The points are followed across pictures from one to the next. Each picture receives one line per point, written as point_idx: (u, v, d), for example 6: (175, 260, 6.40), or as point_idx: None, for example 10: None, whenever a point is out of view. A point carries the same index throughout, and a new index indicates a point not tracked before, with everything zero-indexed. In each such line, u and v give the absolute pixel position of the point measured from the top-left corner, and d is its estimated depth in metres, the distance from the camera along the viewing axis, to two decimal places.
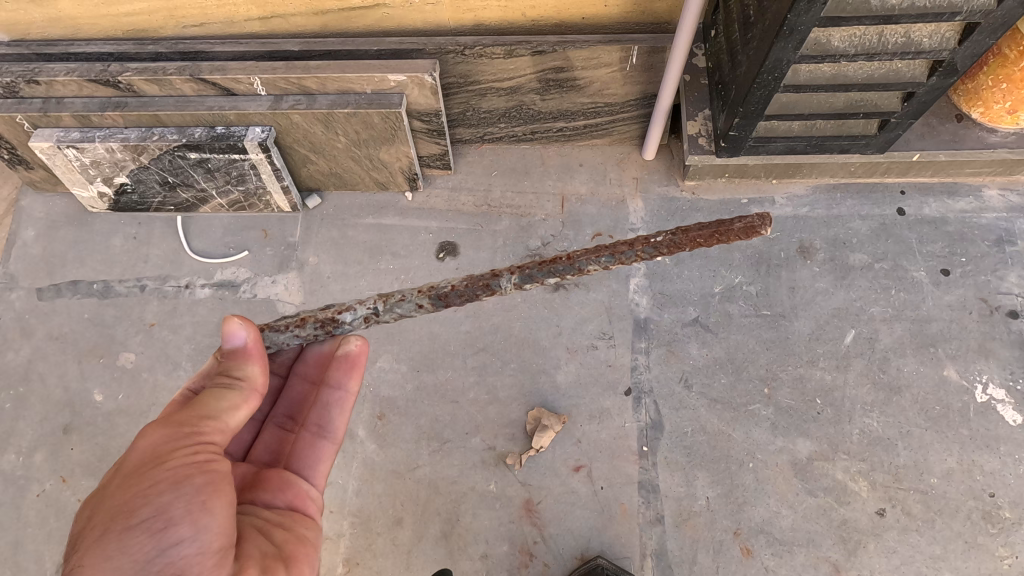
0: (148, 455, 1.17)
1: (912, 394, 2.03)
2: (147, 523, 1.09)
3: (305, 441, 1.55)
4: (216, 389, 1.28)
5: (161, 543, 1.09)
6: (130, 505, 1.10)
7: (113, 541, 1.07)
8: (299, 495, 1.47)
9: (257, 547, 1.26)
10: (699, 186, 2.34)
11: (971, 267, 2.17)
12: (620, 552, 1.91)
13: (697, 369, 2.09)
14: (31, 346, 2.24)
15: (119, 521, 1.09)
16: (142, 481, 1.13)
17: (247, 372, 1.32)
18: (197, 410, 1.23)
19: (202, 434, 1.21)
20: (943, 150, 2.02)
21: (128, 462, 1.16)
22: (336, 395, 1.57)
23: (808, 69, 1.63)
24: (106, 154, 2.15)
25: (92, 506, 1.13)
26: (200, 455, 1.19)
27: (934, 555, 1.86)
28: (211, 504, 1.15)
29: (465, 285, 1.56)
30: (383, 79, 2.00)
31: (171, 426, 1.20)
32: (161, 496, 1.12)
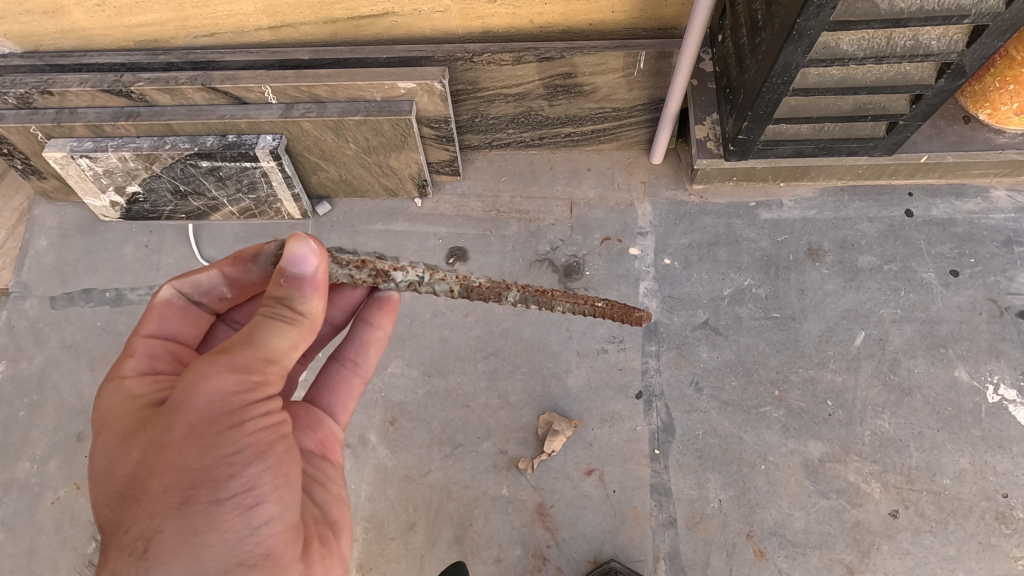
0: (218, 409, 1.11)
1: (923, 396, 2.03)
2: (236, 499, 1.09)
3: (336, 373, 1.57)
4: (276, 325, 1.19)
5: (250, 521, 1.10)
6: (215, 475, 1.09)
7: (201, 517, 1.07)
8: (329, 436, 1.48)
9: (308, 508, 1.31)
10: (706, 189, 2.35)
11: (980, 268, 2.17)
12: (633, 555, 1.91)
13: (708, 372, 2.10)
14: (45, 354, 2.26)
15: (207, 494, 1.08)
16: (222, 446, 1.10)
17: (310, 307, 1.23)
18: (260, 352, 1.16)
19: (270, 385, 1.17)
20: (951, 151, 2.02)
21: (194, 413, 1.10)
22: (370, 334, 1.59)
23: (817, 72, 1.64)
24: (119, 163, 2.17)
25: (161, 462, 1.09)
26: (274, 418, 1.17)
27: (947, 556, 1.86)
28: (290, 478, 1.17)
29: (486, 288, 1.57)
30: (393, 86, 2.02)
31: (239, 373, 1.13)
32: (246, 469, 1.11)
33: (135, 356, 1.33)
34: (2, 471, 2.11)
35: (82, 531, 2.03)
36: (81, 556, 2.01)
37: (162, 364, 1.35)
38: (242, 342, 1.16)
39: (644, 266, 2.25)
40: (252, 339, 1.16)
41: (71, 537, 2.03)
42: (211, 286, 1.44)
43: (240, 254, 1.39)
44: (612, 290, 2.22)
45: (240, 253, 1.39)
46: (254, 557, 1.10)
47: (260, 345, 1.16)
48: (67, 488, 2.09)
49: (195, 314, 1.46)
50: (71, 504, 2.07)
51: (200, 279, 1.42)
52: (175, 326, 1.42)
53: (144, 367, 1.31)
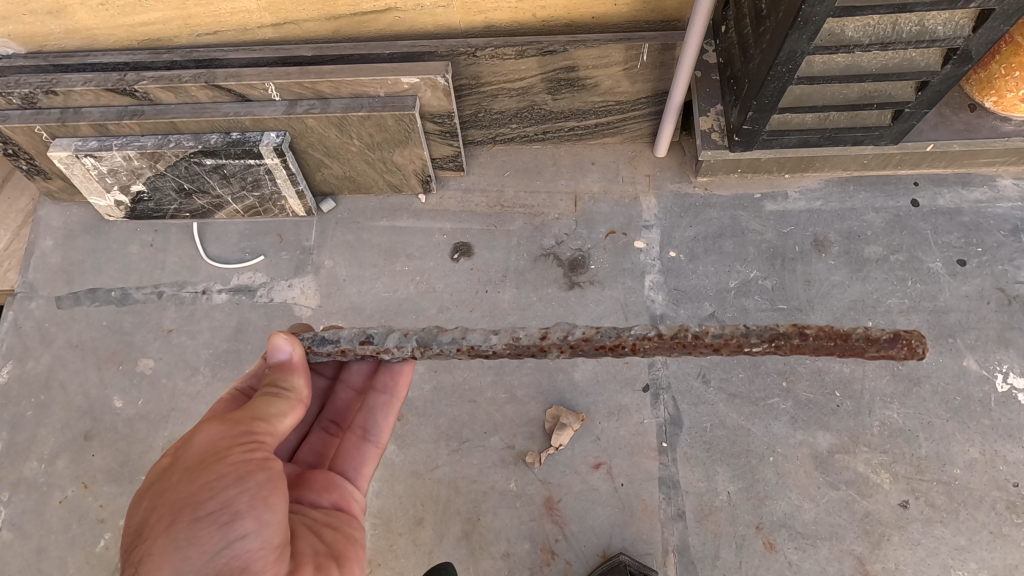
0: (208, 450, 1.18)
1: (932, 385, 2.02)
2: (214, 515, 1.12)
3: (350, 443, 1.61)
4: (267, 396, 1.30)
5: (228, 536, 1.12)
6: (197, 497, 1.13)
7: (182, 532, 1.10)
8: (344, 497, 1.49)
9: (310, 544, 1.29)
10: (711, 182, 2.35)
11: (987, 257, 2.17)
12: (642, 549, 1.90)
13: (715, 365, 2.09)
14: (51, 354, 2.26)
15: (187, 513, 1.11)
16: (206, 474, 1.15)
17: (295, 384, 1.35)
18: (251, 411, 1.26)
19: (257, 433, 1.23)
20: (957, 139, 2.02)
21: (188, 457, 1.18)
22: (381, 399, 1.63)
23: (822, 60, 1.64)
24: (123, 162, 2.17)
25: (157, 502, 1.15)
26: (259, 453, 1.21)
27: (959, 546, 1.85)
28: (272, 499, 1.18)
29: (507, 353, 1.45)
30: (397, 81, 2.01)
31: (228, 424, 1.22)
32: (225, 491, 1.14)
33: None
34: (10, 470, 2.11)
35: (90, 530, 2.04)
36: (89, 554, 2.01)
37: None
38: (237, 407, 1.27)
39: (649, 259, 2.25)
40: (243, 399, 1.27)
41: (79, 536, 2.03)
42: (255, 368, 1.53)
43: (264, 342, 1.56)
44: (618, 283, 2.21)
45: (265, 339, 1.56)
46: (231, 569, 1.10)
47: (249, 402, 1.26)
48: (74, 487, 2.09)
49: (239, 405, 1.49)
50: (79, 503, 2.07)
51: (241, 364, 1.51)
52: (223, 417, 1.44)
53: None
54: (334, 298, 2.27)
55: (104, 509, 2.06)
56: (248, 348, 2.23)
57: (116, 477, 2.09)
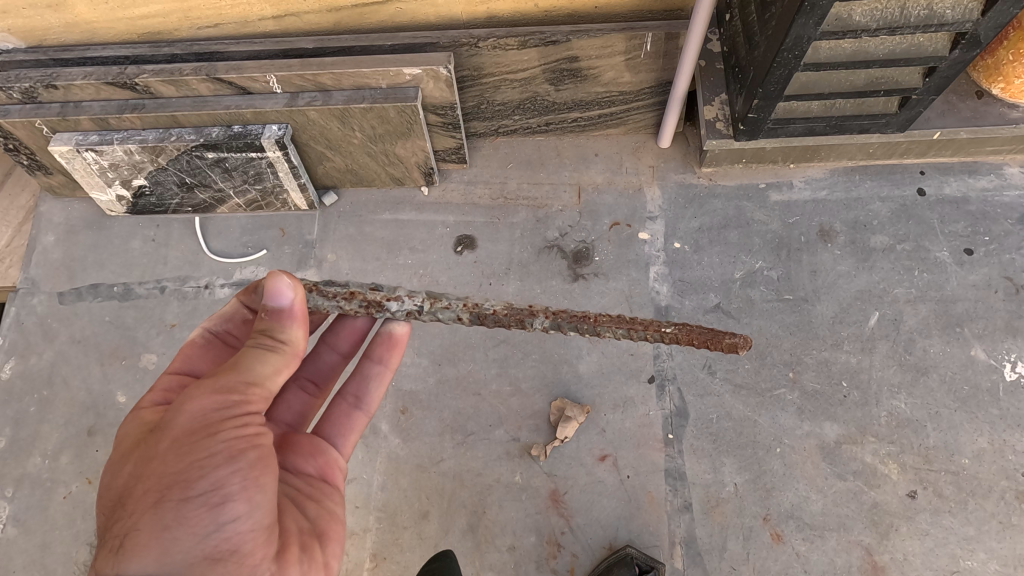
0: (199, 422, 1.13)
1: (940, 375, 2.01)
2: (204, 497, 1.09)
3: (338, 407, 1.59)
4: (259, 352, 1.23)
5: (218, 518, 1.10)
6: (187, 476, 1.10)
7: (172, 512, 1.07)
8: (328, 464, 1.49)
9: (294, 521, 1.29)
10: (715, 172, 2.33)
11: (994, 246, 2.15)
12: (649, 541, 1.90)
13: (720, 356, 2.08)
14: (54, 350, 2.25)
15: (176, 491, 1.09)
16: (197, 451, 1.11)
17: (290, 335, 1.27)
18: (243, 374, 1.19)
19: (250, 402, 1.19)
20: (964, 127, 2.00)
21: (176, 427, 1.13)
22: (374, 369, 1.61)
23: (829, 46, 1.62)
24: (125, 156, 2.16)
25: (143, 471, 1.11)
26: (250, 428, 1.18)
27: (968, 536, 1.84)
28: (263, 480, 1.16)
29: (504, 312, 1.48)
30: (399, 73, 2.00)
31: (219, 394, 1.16)
32: (216, 471, 1.11)
33: (152, 390, 1.36)
34: (14, 466, 2.11)
35: (95, 525, 2.03)
36: (94, 550, 2.00)
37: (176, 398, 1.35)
38: (228, 366, 1.19)
39: (653, 250, 2.23)
40: (236, 362, 1.20)
41: (83, 531, 2.03)
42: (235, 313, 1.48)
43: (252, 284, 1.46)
44: (622, 275, 2.20)
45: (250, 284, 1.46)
46: (220, 552, 1.09)
47: (243, 367, 1.19)
48: (78, 482, 2.08)
49: (217, 349, 1.47)
50: (83, 498, 2.06)
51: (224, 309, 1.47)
52: (199, 365, 1.43)
53: (157, 399, 1.32)
54: None
55: None
56: None
57: None
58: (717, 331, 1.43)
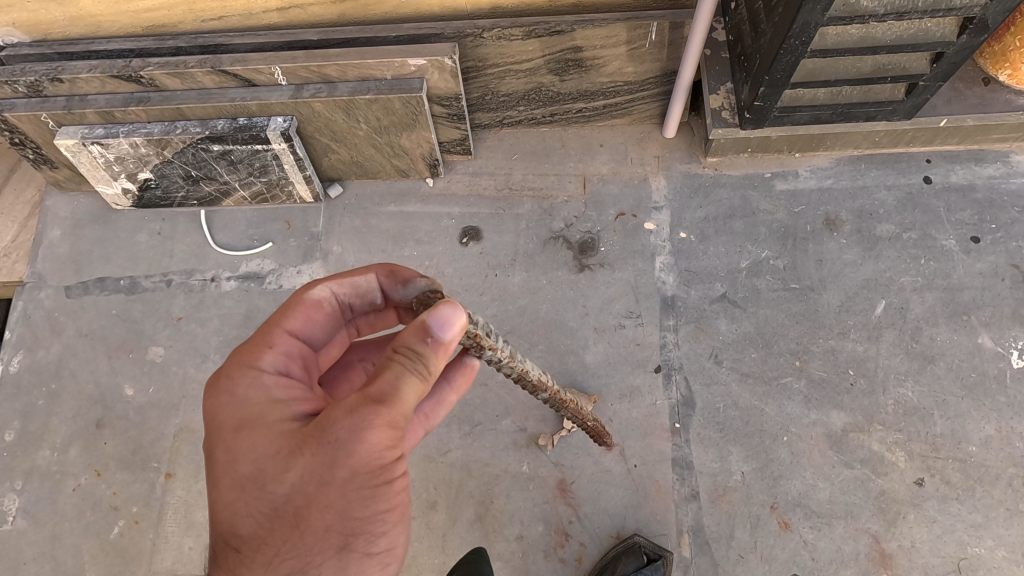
0: (377, 464, 1.10)
1: (946, 363, 2.01)
2: (380, 554, 1.15)
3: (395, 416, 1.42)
4: (416, 380, 1.14)
5: (382, 570, 1.17)
6: (368, 529, 1.12)
7: (354, 565, 1.12)
8: None
9: None
10: (721, 162, 2.33)
11: (1001, 234, 2.15)
12: (657, 530, 1.90)
13: (727, 345, 2.08)
14: (62, 343, 2.26)
15: (357, 545, 1.12)
16: (377, 501, 1.12)
17: (435, 368, 1.18)
18: (408, 411, 1.12)
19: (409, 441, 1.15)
20: (971, 114, 1.99)
21: (355, 463, 1.07)
22: (446, 394, 1.48)
23: (835, 32, 1.61)
24: (130, 149, 2.16)
25: (319, 499, 1.08)
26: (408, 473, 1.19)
27: (975, 523, 1.85)
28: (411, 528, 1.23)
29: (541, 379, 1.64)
30: (404, 64, 2.00)
31: (395, 434, 1.10)
32: (390, 527, 1.15)
33: (273, 349, 1.29)
34: (23, 459, 2.12)
35: (104, 517, 2.04)
36: (104, 541, 2.01)
37: (294, 366, 1.31)
38: (394, 392, 1.10)
39: (659, 240, 2.23)
40: (405, 393, 1.12)
41: (93, 523, 2.03)
42: (367, 290, 1.47)
43: (398, 272, 1.45)
44: (628, 266, 2.20)
45: (397, 270, 1.46)
46: None
47: (411, 402, 1.13)
48: (87, 475, 2.09)
49: (332, 319, 1.44)
50: (92, 491, 2.07)
51: (359, 282, 1.45)
52: (314, 330, 1.40)
53: (280, 366, 1.27)
54: None
55: (117, 496, 2.06)
56: None
57: (128, 465, 2.10)
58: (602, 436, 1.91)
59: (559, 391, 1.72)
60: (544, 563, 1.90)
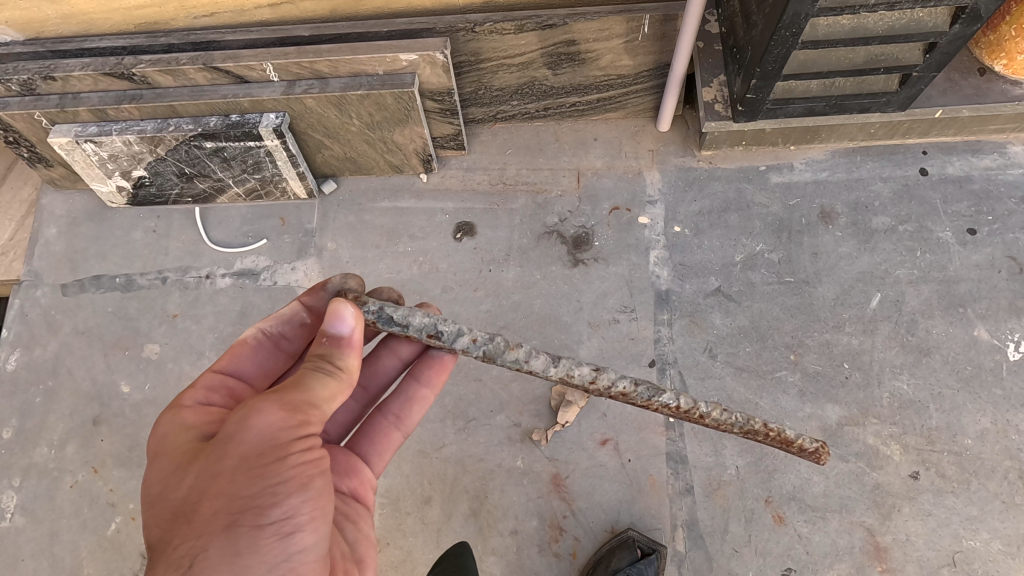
0: (268, 442, 1.13)
1: (942, 355, 2.00)
2: (277, 526, 1.10)
3: (378, 424, 1.61)
4: (319, 373, 1.25)
5: (288, 548, 1.10)
6: (261, 502, 1.10)
7: (244, 539, 1.07)
8: (362, 483, 1.50)
9: (337, 546, 1.31)
10: (716, 155, 2.32)
11: (998, 225, 2.13)
12: (651, 524, 1.90)
13: (721, 339, 2.07)
14: (58, 341, 2.27)
15: (248, 518, 1.09)
16: (268, 475, 1.11)
17: (346, 362, 1.30)
18: (306, 394, 1.20)
19: (312, 423, 1.20)
20: (966, 104, 1.98)
21: (243, 444, 1.13)
22: (418, 391, 1.63)
23: (826, 23, 1.61)
24: (123, 147, 2.16)
25: (209, 488, 1.11)
26: (314, 453, 1.19)
27: (971, 516, 1.84)
28: (327, 508, 1.18)
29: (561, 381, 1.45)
30: (395, 59, 1.99)
31: (286, 412, 1.16)
32: (287, 499, 1.12)
33: (196, 387, 1.38)
34: (21, 457, 2.13)
35: (101, 514, 2.05)
36: (101, 538, 2.02)
37: (217, 396, 1.38)
38: (290, 384, 1.20)
39: (654, 235, 2.22)
40: (303, 383, 1.21)
41: (90, 520, 2.04)
42: (293, 315, 1.52)
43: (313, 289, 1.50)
44: (622, 260, 2.20)
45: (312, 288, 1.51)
46: None
47: (310, 389, 1.21)
48: (84, 472, 2.10)
49: (265, 351, 1.51)
50: (89, 488, 2.08)
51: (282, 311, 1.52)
52: (246, 366, 1.49)
53: (200, 398, 1.35)
54: None
55: (114, 493, 2.07)
56: None
57: (125, 462, 2.10)
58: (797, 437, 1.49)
59: (628, 396, 1.45)
60: (538, 557, 1.90)
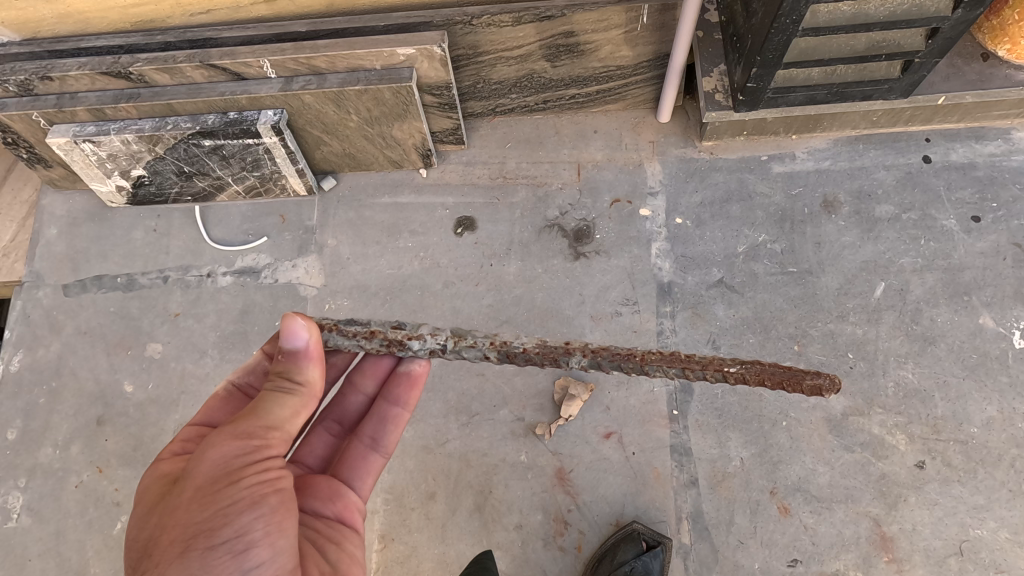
0: (221, 469, 1.17)
1: (947, 344, 1.98)
2: (229, 544, 1.12)
3: (356, 451, 1.58)
4: (277, 395, 1.28)
5: (243, 565, 1.12)
6: (212, 524, 1.12)
7: (197, 561, 1.09)
8: (348, 506, 1.48)
9: (317, 566, 1.30)
10: (717, 146, 2.31)
11: (1002, 212, 2.11)
12: (656, 517, 1.90)
13: (725, 331, 2.06)
14: (61, 341, 2.27)
15: (201, 541, 1.10)
16: (220, 499, 1.14)
17: (307, 377, 1.33)
18: (261, 418, 1.24)
19: (267, 446, 1.23)
20: (969, 91, 1.96)
21: (199, 476, 1.16)
22: (392, 411, 1.62)
23: (828, 9, 1.59)
24: (122, 146, 2.16)
25: (168, 521, 1.13)
26: (270, 472, 1.21)
27: (978, 505, 1.83)
28: (285, 524, 1.19)
29: (535, 353, 1.45)
30: (392, 53, 1.98)
31: (240, 440, 1.20)
32: (240, 517, 1.14)
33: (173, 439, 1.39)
34: (25, 457, 2.13)
35: (107, 513, 2.05)
36: (107, 537, 2.03)
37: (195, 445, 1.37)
38: (247, 412, 1.25)
39: (655, 226, 2.21)
40: (257, 408, 1.25)
41: (96, 519, 2.05)
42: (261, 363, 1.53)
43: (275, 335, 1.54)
44: (624, 253, 2.19)
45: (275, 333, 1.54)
46: None
47: (262, 411, 1.25)
48: (89, 472, 2.11)
49: (240, 402, 1.50)
50: (95, 487, 2.09)
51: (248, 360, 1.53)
52: (220, 416, 1.47)
53: (177, 448, 1.35)
54: (338, 277, 2.26)
55: (119, 492, 2.08)
56: (255, 329, 2.23)
57: (130, 461, 2.11)
58: (795, 373, 1.38)
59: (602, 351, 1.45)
60: (543, 551, 1.90)
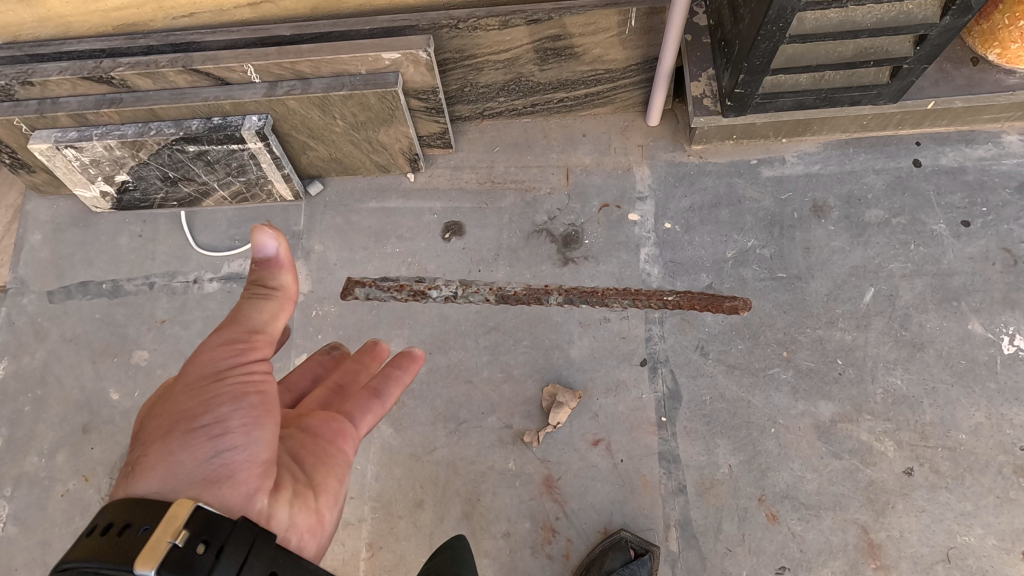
0: (204, 368, 1.04)
1: (936, 350, 1.98)
2: (207, 428, 0.99)
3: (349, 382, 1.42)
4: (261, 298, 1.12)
5: (219, 450, 0.99)
6: (194, 410, 1.01)
7: (175, 440, 0.97)
8: None
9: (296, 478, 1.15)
10: (706, 149, 2.29)
11: (992, 217, 2.10)
12: (644, 524, 1.89)
13: (713, 337, 2.05)
14: (46, 349, 2.25)
15: (182, 424, 0.99)
16: (206, 390, 1.03)
17: (282, 285, 1.09)
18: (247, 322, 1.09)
19: (255, 350, 1.08)
20: (959, 95, 1.94)
21: (186, 373, 1.05)
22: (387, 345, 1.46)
23: (814, 17, 1.57)
24: (105, 152, 2.13)
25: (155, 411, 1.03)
26: (256, 374, 1.07)
27: (965, 511, 1.83)
28: (267, 422, 1.05)
29: None
30: (377, 58, 1.95)
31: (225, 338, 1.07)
32: (221, 407, 1.02)
33: None
34: (11, 466, 2.12)
35: None
36: None
37: None
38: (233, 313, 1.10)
39: (644, 231, 2.20)
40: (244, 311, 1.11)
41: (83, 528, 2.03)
42: None
43: None
44: (612, 258, 2.17)
45: None
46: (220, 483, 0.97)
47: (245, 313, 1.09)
48: (76, 480, 2.09)
49: None
50: (81, 496, 2.07)
51: None
52: None
53: None
54: (325, 283, 2.25)
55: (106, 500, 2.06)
56: None
57: (117, 470, 2.09)
58: None
59: None
60: (531, 559, 1.89)
